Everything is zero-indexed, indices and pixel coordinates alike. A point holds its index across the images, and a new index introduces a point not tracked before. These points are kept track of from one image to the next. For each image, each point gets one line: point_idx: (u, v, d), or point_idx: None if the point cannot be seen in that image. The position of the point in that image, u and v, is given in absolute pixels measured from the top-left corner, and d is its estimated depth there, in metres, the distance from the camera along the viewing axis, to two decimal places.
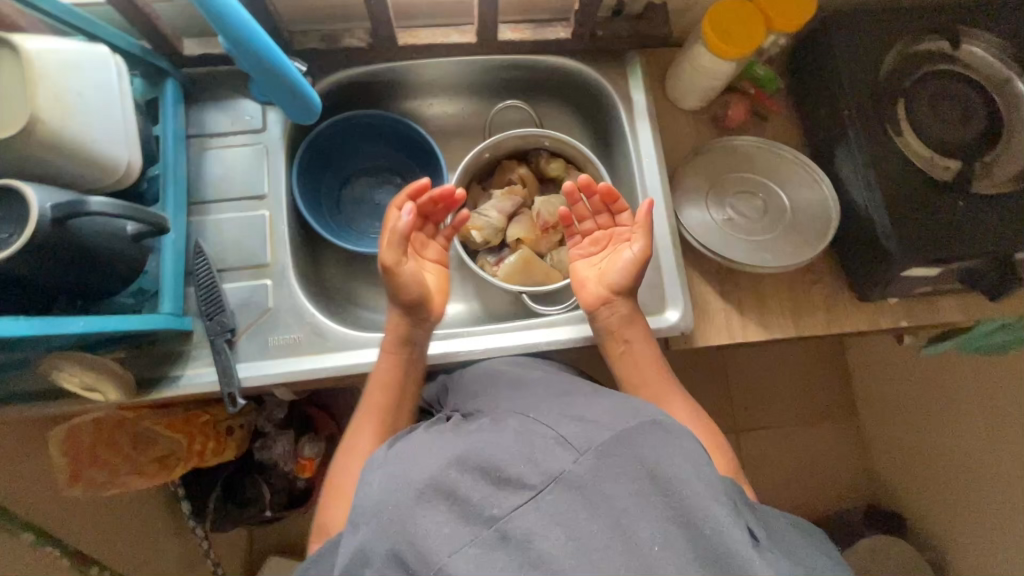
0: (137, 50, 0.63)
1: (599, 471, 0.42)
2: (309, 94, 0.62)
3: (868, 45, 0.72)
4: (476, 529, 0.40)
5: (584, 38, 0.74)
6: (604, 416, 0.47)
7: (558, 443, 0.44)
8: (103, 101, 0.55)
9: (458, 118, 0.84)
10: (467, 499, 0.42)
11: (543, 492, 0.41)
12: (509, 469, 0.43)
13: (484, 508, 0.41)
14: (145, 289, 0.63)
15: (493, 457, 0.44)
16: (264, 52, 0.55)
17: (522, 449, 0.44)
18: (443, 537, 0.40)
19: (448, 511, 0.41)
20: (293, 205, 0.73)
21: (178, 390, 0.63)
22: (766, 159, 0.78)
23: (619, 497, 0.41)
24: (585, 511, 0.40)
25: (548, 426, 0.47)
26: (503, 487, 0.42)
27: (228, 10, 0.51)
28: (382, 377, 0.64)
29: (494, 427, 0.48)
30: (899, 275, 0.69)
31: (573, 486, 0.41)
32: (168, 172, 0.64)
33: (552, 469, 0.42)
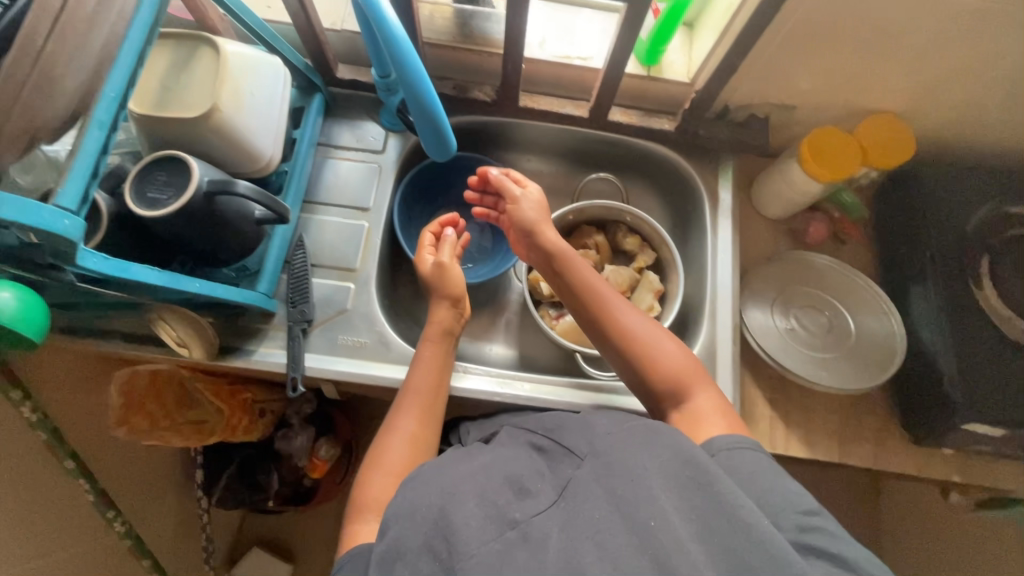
0: (301, 65, 0.72)
1: (602, 473, 0.47)
2: (450, 137, 0.66)
3: (960, 197, 0.74)
4: (499, 529, 0.43)
5: (687, 134, 0.79)
6: (603, 424, 0.53)
7: (567, 458, 0.51)
8: (266, 103, 0.64)
9: (549, 176, 0.91)
10: (494, 503, 0.45)
11: (557, 500, 0.46)
12: (527, 483, 0.48)
13: (507, 512, 0.44)
14: (247, 267, 0.69)
15: (514, 470, 0.50)
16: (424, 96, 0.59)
17: (537, 469, 0.51)
18: (473, 530, 0.43)
19: (477, 510, 0.44)
20: (389, 223, 0.80)
21: (250, 363, 0.69)
22: (838, 279, 0.80)
23: (626, 492, 0.44)
24: (593, 503, 0.44)
25: (551, 444, 0.53)
26: (524, 496, 0.46)
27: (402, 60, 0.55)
28: (426, 359, 0.68)
29: (502, 448, 0.55)
30: (958, 428, 0.68)
31: (582, 489, 0.46)
32: (294, 173, 0.72)
33: (563, 477, 0.48)
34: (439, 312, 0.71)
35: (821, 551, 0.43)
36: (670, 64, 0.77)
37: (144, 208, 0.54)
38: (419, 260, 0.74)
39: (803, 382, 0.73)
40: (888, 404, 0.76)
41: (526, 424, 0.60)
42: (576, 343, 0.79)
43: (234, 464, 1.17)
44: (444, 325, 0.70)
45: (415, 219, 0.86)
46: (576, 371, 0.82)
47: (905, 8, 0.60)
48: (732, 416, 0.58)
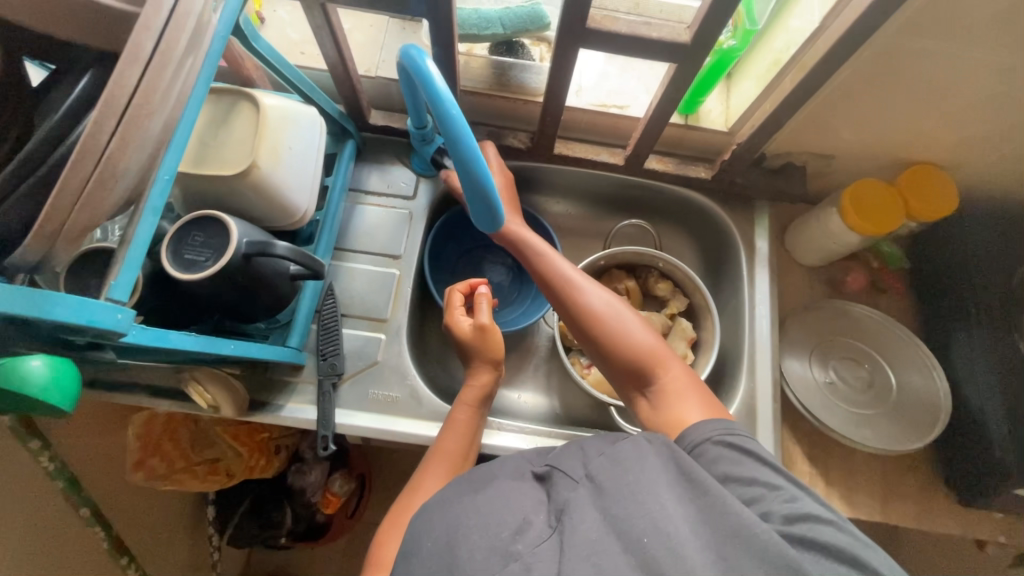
0: (336, 113, 0.71)
1: (602, 497, 0.44)
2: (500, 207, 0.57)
3: (1005, 251, 0.73)
4: (501, 562, 0.41)
5: (723, 183, 0.78)
6: (602, 442, 0.50)
7: (567, 481, 0.47)
8: (303, 157, 0.63)
9: (578, 219, 0.90)
10: (495, 532, 0.43)
11: (559, 527, 0.43)
12: (528, 511, 0.45)
13: (507, 542, 0.42)
14: (278, 319, 0.67)
15: (514, 499, 0.46)
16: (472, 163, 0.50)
17: (538, 498, 0.47)
18: (476, 563, 0.41)
19: (479, 542, 0.42)
20: (418, 270, 0.78)
21: (280, 419, 0.67)
22: (877, 330, 0.78)
23: (629, 514, 0.41)
24: (594, 525, 0.42)
25: (548, 461, 0.51)
26: (526, 524, 0.44)
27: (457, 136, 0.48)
28: (461, 422, 0.66)
29: (495, 467, 0.52)
30: (1009, 491, 0.66)
31: (582, 515, 0.43)
32: (326, 222, 0.71)
33: (563, 501, 0.45)
34: (478, 372, 0.69)
35: (817, 545, 0.40)
36: (708, 112, 0.76)
37: (181, 269, 0.52)
38: (453, 325, 0.70)
39: (845, 441, 0.71)
40: (931, 462, 0.74)
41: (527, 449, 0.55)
42: (610, 395, 0.77)
43: (248, 500, 1.16)
44: (483, 390, 0.68)
45: (443, 263, 0.84)
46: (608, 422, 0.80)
47: (959, 69, 0.59)
48: (708, 395, 0.56)
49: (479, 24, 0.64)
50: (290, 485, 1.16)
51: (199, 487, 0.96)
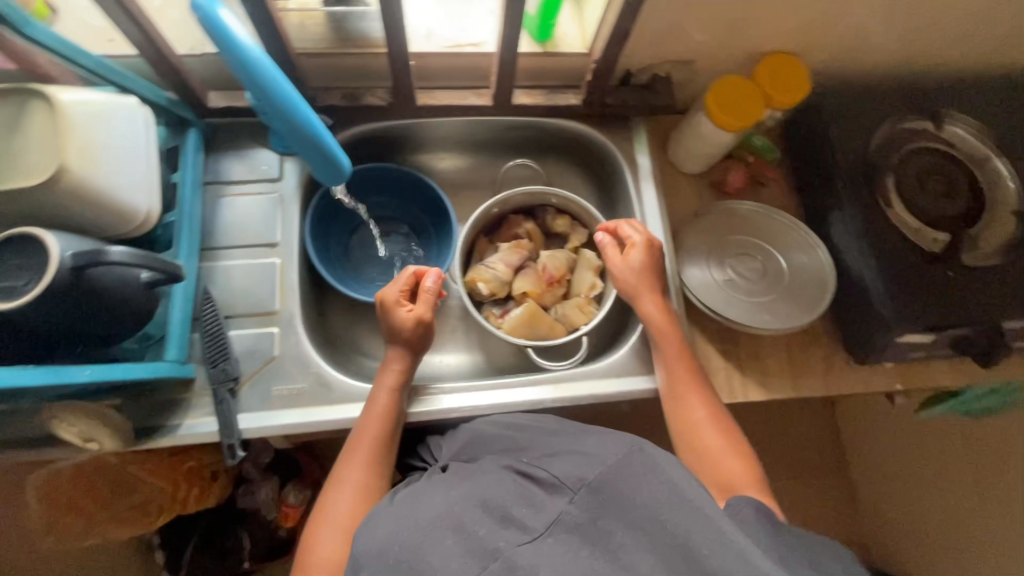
0: (164, 100, 0.64)
1: (592, 507, 0.46)
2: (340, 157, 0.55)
3: (859, 122, 0.77)
4: (481, 563, 0.43)
5: (594, 106, 0.77)
6: (601, 450, 0.52)
7: (556, 489, 0.50)
8: (128, 152, 0.56)
9: (466, 171, 0.87)
10: (473, 533, 0.45)
11: (545, 534, 0.45)
12: (512, 510, 0.48)
13: (490, 543, 0.44)
14: (151, 335, 0.62)
15: (496, 497, 0.49)
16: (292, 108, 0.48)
17: (523, 493, 0.50)
18: (451, 565, 0.43)
19: (455, 546, 0.45)
20: (304, 254, 0.73)
21: (176, 439, 0.62)
22: (764, 222, 0.81)
23: (615, 532, 0.44)
24: (586, 548, 0.43)
25: (549, 467, 0.52)
26: (506, 526, 0.46)
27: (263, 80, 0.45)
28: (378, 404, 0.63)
29: (489, 471, 0.54)
30: (894, 341, 0.71)
31: (569, 526, 0.45)
32: (183, 221, 0.65)
33: (551, 513, 0.47)
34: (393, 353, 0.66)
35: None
36: (564, 37, 0.74)
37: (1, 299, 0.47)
38: (390, 307, 0.66)
39: (748, 330, 0.75)
40: (830, 332, 0.79)
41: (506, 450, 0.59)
42: (525, 338, 0.76)
43: (197, 534, 1.08)
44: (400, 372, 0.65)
45: (334, 243, 0.80)
46: (532, 366, 0.80)
47: None
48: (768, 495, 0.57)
49: None
50: (242, 507, 1.10)
51: (130, 532, 0.91)
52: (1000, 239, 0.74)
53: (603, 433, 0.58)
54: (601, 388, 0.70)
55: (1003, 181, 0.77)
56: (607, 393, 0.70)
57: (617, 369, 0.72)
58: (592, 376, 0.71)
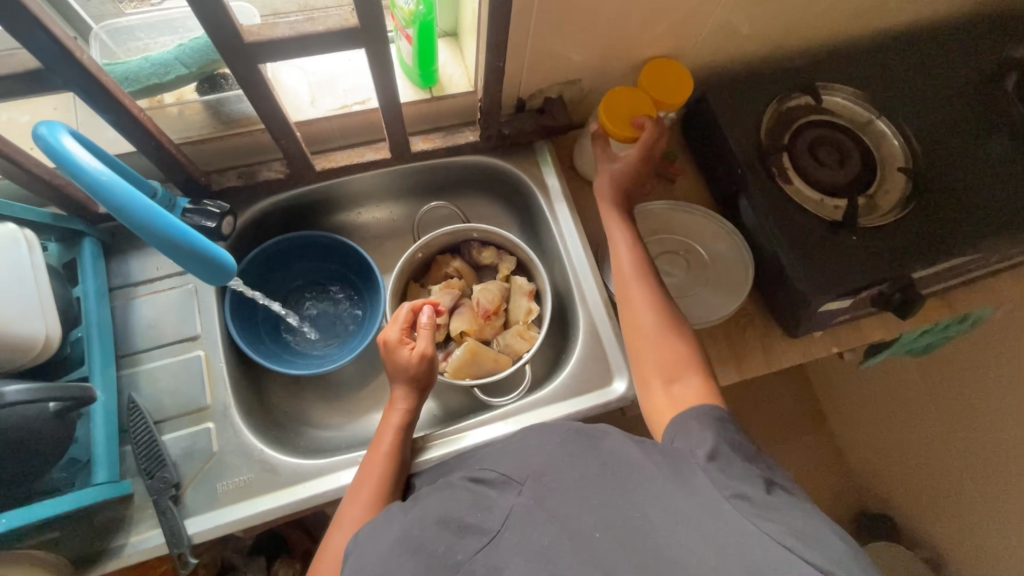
0: (49, 218, 0.62)
1: (538, 494, 0.48)
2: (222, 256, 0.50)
3: (746, 109, 0.80)
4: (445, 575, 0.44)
5: (493, 138, 0.79)
6: (539, 441, 0.55)
7: (505, 486, 0.51)
8: (13, 282, 0.54)
9: (386, 221, 0.87)
10: (433, 549, 0.46)
11: (502, 531, 0.47)
12: (467, 518, 0.49)
13: (450, 556, 0.46)
14: (77, 459, 0.60)
15: (452, 511, 0.50)
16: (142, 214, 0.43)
17: (476, 500, 0.51)
18: None
19: (416, 563, 0.45)
20: (230, 340, 0.72)
21: (124, 560, 0.60)
22: (679, 218, 0.84)
23: (562, 509, 0.46)
24: (538, 531, 0.45)
25: (492, 469, 0.54)
26: (464, 534, 0.47)
27: (122, 202, 0.41)
28: (383, 441, 0.63)
29: (440, 486, 0.55)
30: (818, 311, 0.74)
31: (521, 518, 0.47)
32: (92, 335, 0.63)
33: (503, 511, 0.49)
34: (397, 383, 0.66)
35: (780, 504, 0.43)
36: (449, 79, 0.76)
37: None
38: (395, 350, 0.65)
39: None
40: (762, 310, 0.82)
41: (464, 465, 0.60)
42: (471, 379, 0.75)
43: None
44: (407, 409, 0.65)
45: (262, 320, 0.78)
46: (486, 403, 0.79)
47: None
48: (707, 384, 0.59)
49: (155, 71, 0.58)
50: None
51: None
52: (896, 195, 0.78)
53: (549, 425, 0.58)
54: (551, 414, 0.71)
55: (888, 138, 0.81)
56: (557, 418, 0.71)
57: (563, 391, 0.73)
58: (541, 403, 0.72)
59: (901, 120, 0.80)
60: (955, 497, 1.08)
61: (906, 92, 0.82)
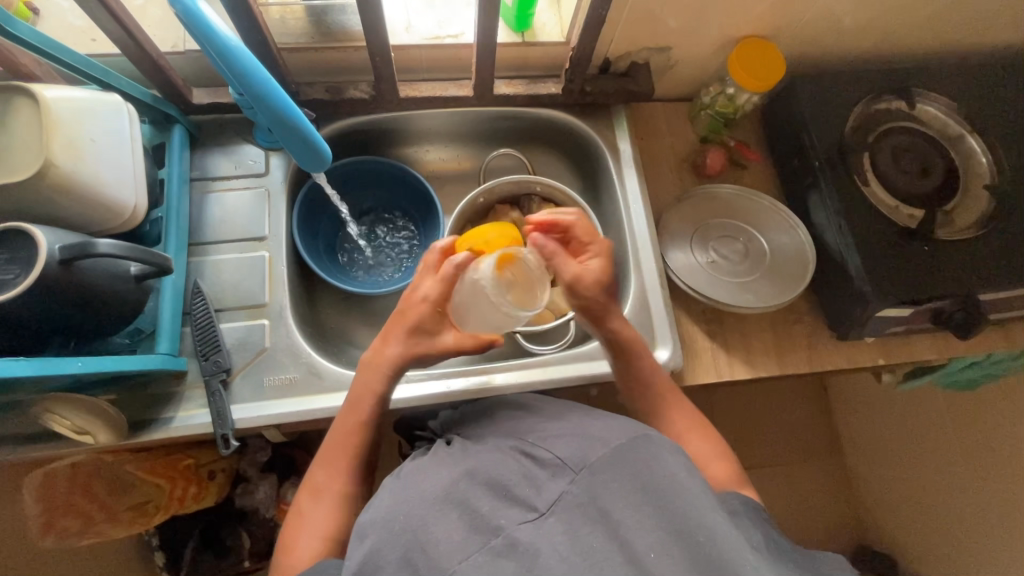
0: (149, 98, 0.65)
1: (592, 487, 0.46)
2: (322, 146, 0.59)
3: (834, 103, 0.78)
4: (485, 537, 0.43)
5: (575, 93, 0.78)
6: (601, 433, 0.52)
7: (556, 470, 0.49)
8: (115, 147, 0.57)
9: (451, 163, 0.88)
10: (477, 510, 0.45)
11: (547, 515, 0.45)
12: (516, 489, 0.47)
13: (492, 519, 0.44)
14: (142, 329, 0.63)
15: (501, 477, 0.49)
16: (262, 90, 0.51)
17: (525, 473, 0.49)
18: (455, 546, 0.43)
19: (459, 522, 0.44)
20: (292, 247, 0.74)
21: (171, 432, 0.63)
22: (745, 204, 0.83)
23: (615, 511, 0.44)
24: (586, 527, 0.43)
25: (546, 449, 0.52)
26: (511, 503, 0.46)
27: (243, 70, 0.48)
28: (359, 402, 0.59)
29: (494, 450, 0.53)
30: (873, 316, 0.72)
31: (572, 505, 0.45)
32: (170, 216, 0.66)
33: (551, 493, 0.46)
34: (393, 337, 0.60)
35: None
36: (542, 27, 0.76)
37: None
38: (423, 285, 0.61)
39: (734, 310, 0.76)
40: (813, 310, 0.81)
41: (505, 433, 0.57)
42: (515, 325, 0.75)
43: (195, 535, 1.05)
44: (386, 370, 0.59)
45: (321, 235, 0.80)
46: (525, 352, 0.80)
47: None
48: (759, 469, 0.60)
49: None
50: (239, 507, 1.07)
51: (130, 532, 0.90)
52: (975, 215, 0.75)
53: (613, 419, 0.56)
54: (591, 369, 0.72)
55: (977, 155, 0.78)
56: (597, 374, 0.71)
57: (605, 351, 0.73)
58: (580, 357, 0.72)
59: (993, 139, 0.78)
60: (966, 543, 1.05)
61: (1006, 111, 0.79)
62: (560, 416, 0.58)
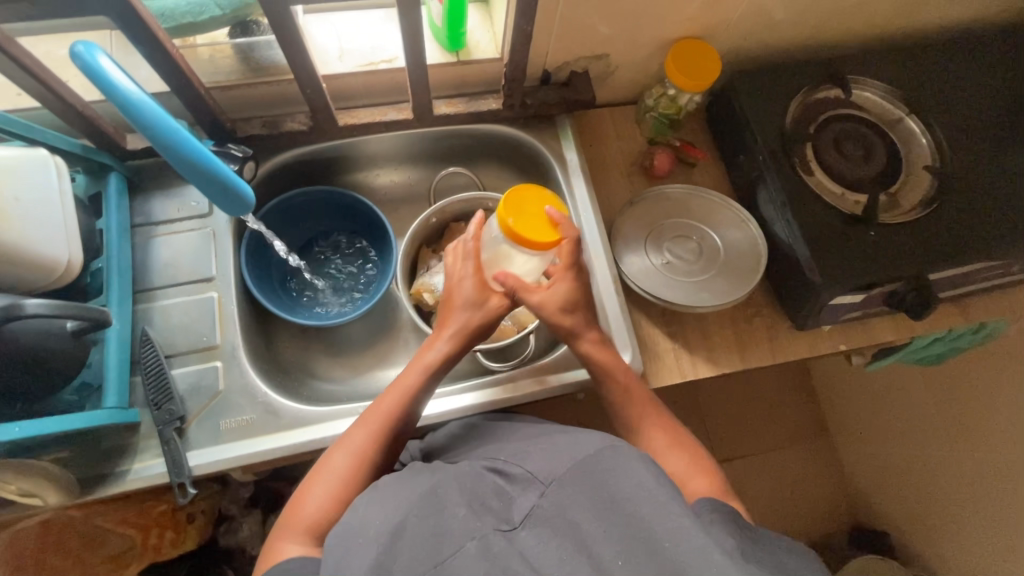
0: (79, 149, 0.64)
1: (562, 499, 0.45)
2: (242, 187, 0.57)
3: (774, 96, 0.79)
4: (458, 546, 0.42)
5: (515, 107, 0.79)
6: (568, 448, 0.52)
7: (527, 484, 0.49)
8: (41, 204, 0.56)
9: (403, 184, 0.87)
10: (451, 524, 0.44)
11: (520, 527, 0.44)
12: (489, 501, 0.47)
13: (467, 530, 0.43)
14: (88, 383, 0.62)
15: (473, 490, 0.48)
16: (173, 143, 0.49)
17: (497, 490, 0.49)
18: (428, 556, 0.42)
19: (431, 535, 0.43)
20: (243, 285, 0.73)
21: (126, 485, 0.62)
22: (696, 203, 0.83)
23: (582, 522, 0.44)
24: (556, 538, 0.43)
25: (516, 463, 0.52)
26: (485, 514, 0.45)
27: (152, 121, 0.46)
28: (415, 366, 0.62)
29: (463, 467, 0.53)
30: (828, 304, 0.73)
31: (544, 517, 0.45)
32: (111, 266, 0.65)
33: (523, 508, 0.46)
34: (446, 321, 0.63)
35: None
36: (477, 44, 0.76)
37: None
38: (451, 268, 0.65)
39: (691, 310, 0.76)
40: (771, 301, 0.81)
41: (478, 454, 0.58)
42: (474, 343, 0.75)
43: None
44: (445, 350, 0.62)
45: (273, 269, 0.79)
46: (489, 369, 0.80)
47: None
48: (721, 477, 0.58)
49: (191, 10, 0.61)
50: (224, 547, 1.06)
51: None
52: (918, 196, 0.76)
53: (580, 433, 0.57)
54: (550, 382, 0.71)
55: (916, 137, 0.80)
56: (559, 387, 0.71)
57: (566, 363, 0.73)
58: (540, 373, 0.72)
59: (931, 119, 0.79)
60: (954, 514, 1.06)
61: (939, 90, 0.80)
62: (525, 439, 0.58)
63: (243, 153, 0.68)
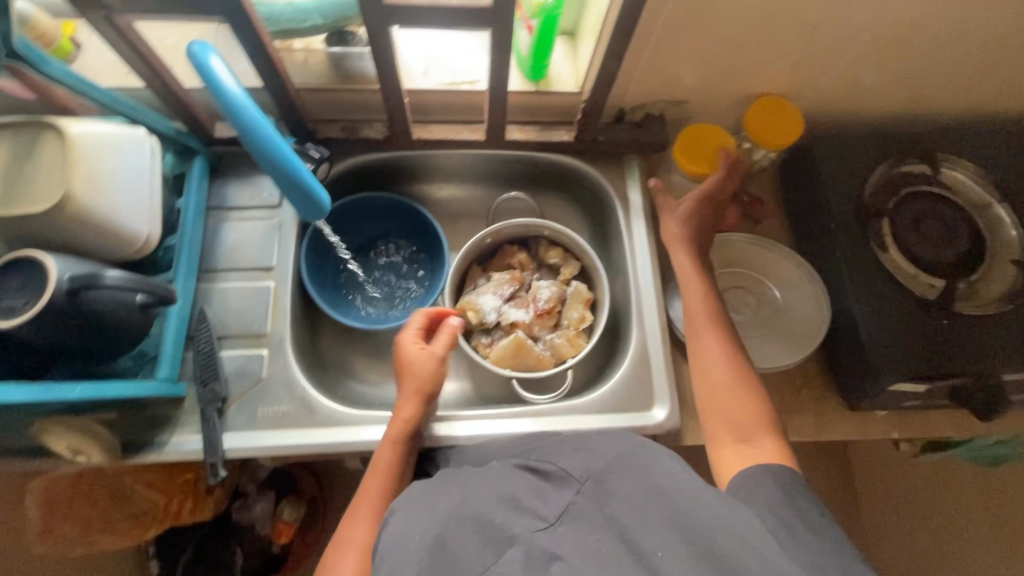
0: (172, 131, 0.68)
1: (600, 496, 0.46)
2: (320, 196, 0.58)
3: (853, 164, 0.76)
4: (500, 547, 0.42)
5: (585, 141, 0.79)
6: (599, 445, 0.52)
7: (562, 482, 0.49)
8: (133, 179, 0.60)
9: (463, 201, 0.89)
10: (491, 521, 0.44)
11: (557, 524, 0.44)
12: (524, 499, 0.47)
13: (507, 528, 0.44)
14: (146, 353, 0.65)
15: (510, 489, 0.48)
16: (262, 142, 0.49)
17: (532, 486, 0.49)
18: (475, 554, 0.42)
19: (473, 534, 0.43)
20: (298, 279, 0.75)
21: (162, 456, 0.64)
22: (757, 262, 0.81)
23: (622, 516, 0.43)
24: (595, 532, 0.42)
25: (551, 461, 0.52)
26: (522, 512, 0.45)
27: (248, 121, 0.48)
28: (398, 423, 0.65)
29: (501, 464, 0.53)
30: (886, 390, 0.69)
31: (579, 515, 0.45)
32: (182, 245, 0.68)
33: (560, 505, 0.46)
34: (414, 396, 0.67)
35: None
36: (557, 76, 0.77)
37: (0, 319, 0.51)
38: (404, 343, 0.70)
39: None
40: (822, 373, 0.78)
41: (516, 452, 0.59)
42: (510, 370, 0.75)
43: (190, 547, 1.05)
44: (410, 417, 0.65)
45: (328, 267, 0.81)
46: (521, 397, 0.79)
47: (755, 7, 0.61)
48: None
49: (295, 16, 0.64)
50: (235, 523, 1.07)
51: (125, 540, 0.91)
52: (999, 289, 0.72)
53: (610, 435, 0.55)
54: (582, 423, 0.70)
55: (1006, 226, 0.75)
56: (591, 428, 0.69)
57: (601, 405, 0.71)
58: (573, 411, 0.71)
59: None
60: None
61: None
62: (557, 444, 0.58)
63: (320, 155, 0.70)
